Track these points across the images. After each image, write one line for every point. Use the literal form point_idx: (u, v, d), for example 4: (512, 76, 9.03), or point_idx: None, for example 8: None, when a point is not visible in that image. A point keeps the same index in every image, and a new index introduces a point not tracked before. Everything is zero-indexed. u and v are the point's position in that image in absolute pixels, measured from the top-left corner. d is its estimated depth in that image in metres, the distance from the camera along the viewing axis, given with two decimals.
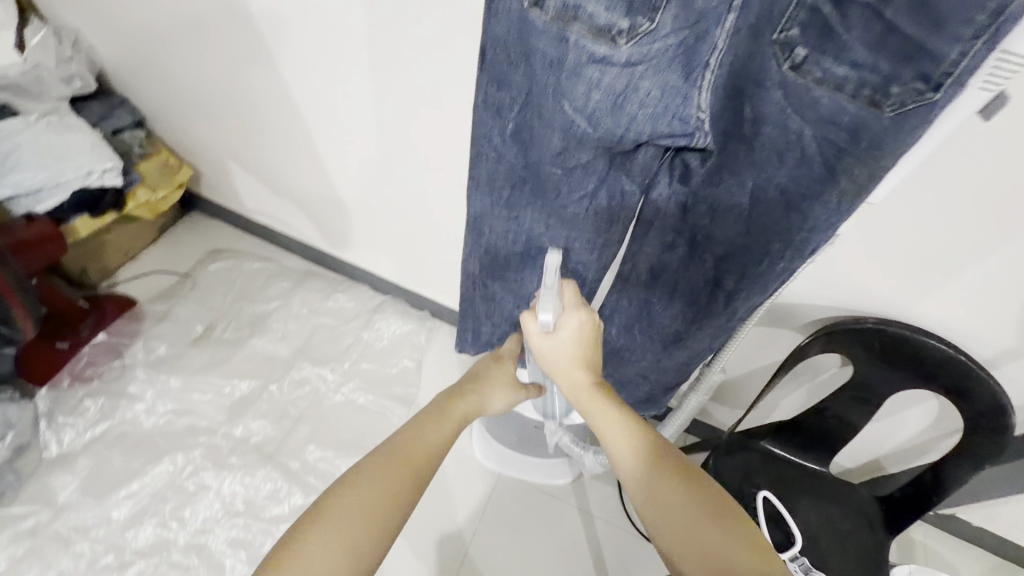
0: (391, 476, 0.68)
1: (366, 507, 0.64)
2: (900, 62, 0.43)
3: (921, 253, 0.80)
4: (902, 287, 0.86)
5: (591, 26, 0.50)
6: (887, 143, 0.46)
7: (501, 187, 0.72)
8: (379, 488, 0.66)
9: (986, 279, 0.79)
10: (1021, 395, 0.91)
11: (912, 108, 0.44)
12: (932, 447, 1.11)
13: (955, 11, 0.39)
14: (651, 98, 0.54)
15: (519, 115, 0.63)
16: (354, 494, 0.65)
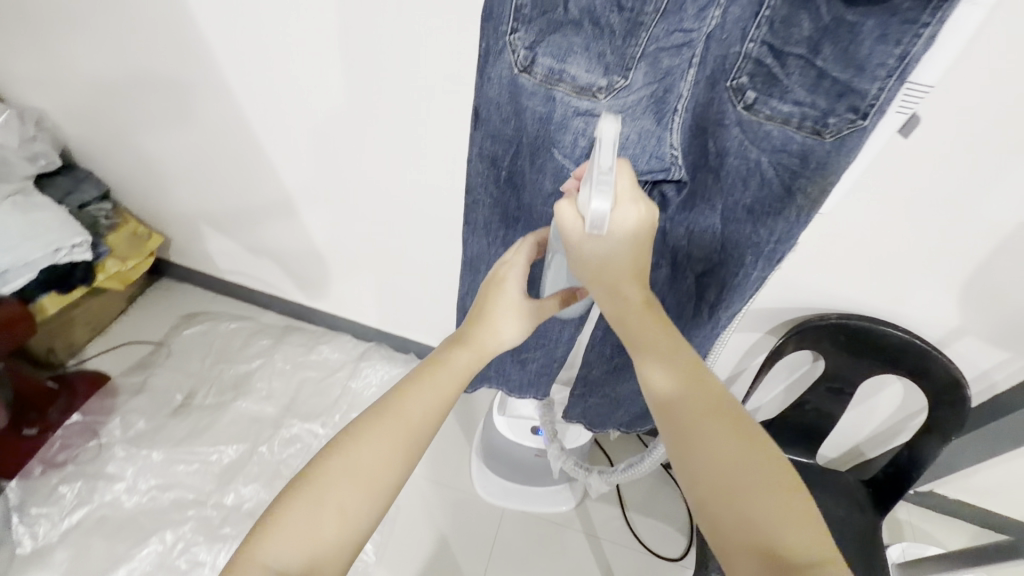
0: (380, 449, 0.65)
1: (355, 480, 0.64)
2: (833, 99, 0.51)
3: (868, 252, 0.90)
4: (856, 284, 0.96)
5: (574, 86, 0.57)
6: (830, 164, 0.55)
7: (498, 227, 0.80)
8: (369, 462, 0.65)
9: (925, 270, 0.89)
10: (971, 369, 1.02)
11: (848, 134, 0.52)
12: (904, 427, 1.20)
13: (871, 58, 0.48)
14: (630, 141, 0.62)
15: (511, 164, 0.70)
16: (344, 465, 0.64)
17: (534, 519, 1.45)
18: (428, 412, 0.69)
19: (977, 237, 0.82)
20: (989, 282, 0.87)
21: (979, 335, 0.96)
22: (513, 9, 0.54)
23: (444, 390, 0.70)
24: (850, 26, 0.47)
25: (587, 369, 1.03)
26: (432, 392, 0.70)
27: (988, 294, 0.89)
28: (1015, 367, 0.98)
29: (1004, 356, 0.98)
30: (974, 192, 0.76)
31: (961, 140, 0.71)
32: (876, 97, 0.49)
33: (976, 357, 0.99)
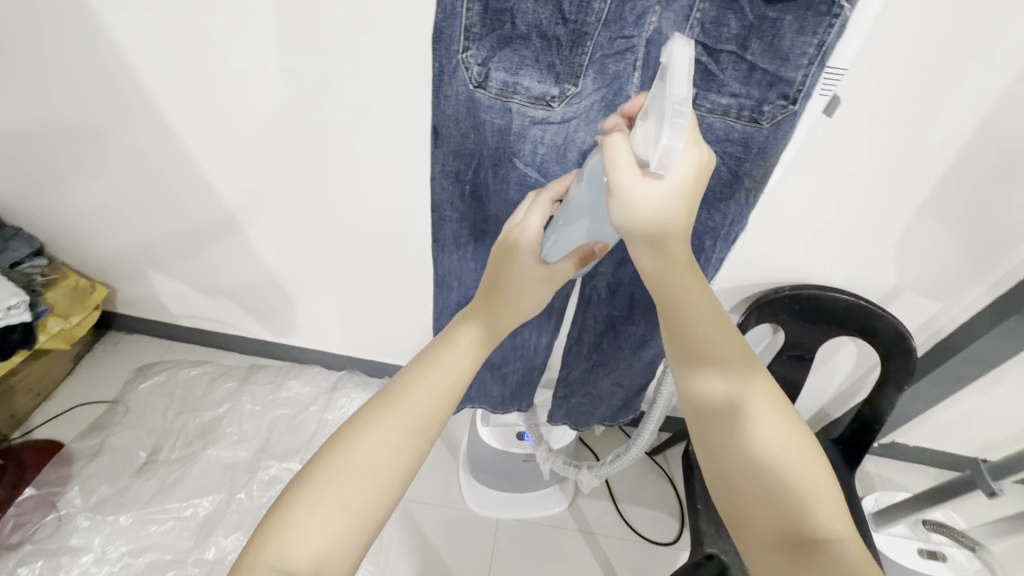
0: (383, 442, 0.63)
1: (359, 475, 0.61)
2: (765, 89, 0.55)
3: (811, 225, 0.96)
4: (802, 256, 1.02)
5: (528, 97, 0.60)
6: (770, 147, 0.59)
7: (466, 241, 0.81)
8: (373, 456, 0.62)
9: (862, 236, 0.97)
10: (912, 322, 1.11)
11: (783, 118, 0.57)
12: (861, 384, 1.28)
13: (794, 49, 0.53)
14: (586, 144, 0.66)
15: (473, 177, 0.72)
16: (347, 462, 0.61)
17: (529, 526, 1.45)
18: (433, 399, 0.65)
19: (901, 200, 0.90)
20: (917, 240, 0.95)
21: (914, 290, 1.04)
22: (463, 28, 0.56)
23: (450, 373, 0.67)
24: (772, 22, 0.52)
25: (566, 369, 1.05)
26: (437, 377, 0.66)
27: (916, 251, 0.97)
28: (949, 315, 1.08)
29: (938, 306, 1.07)
30: (892, 159, 0.84)
31: (876, 114, 0.79)
32: (803, 83, 0.54)
33: (916, 310, 1.08)
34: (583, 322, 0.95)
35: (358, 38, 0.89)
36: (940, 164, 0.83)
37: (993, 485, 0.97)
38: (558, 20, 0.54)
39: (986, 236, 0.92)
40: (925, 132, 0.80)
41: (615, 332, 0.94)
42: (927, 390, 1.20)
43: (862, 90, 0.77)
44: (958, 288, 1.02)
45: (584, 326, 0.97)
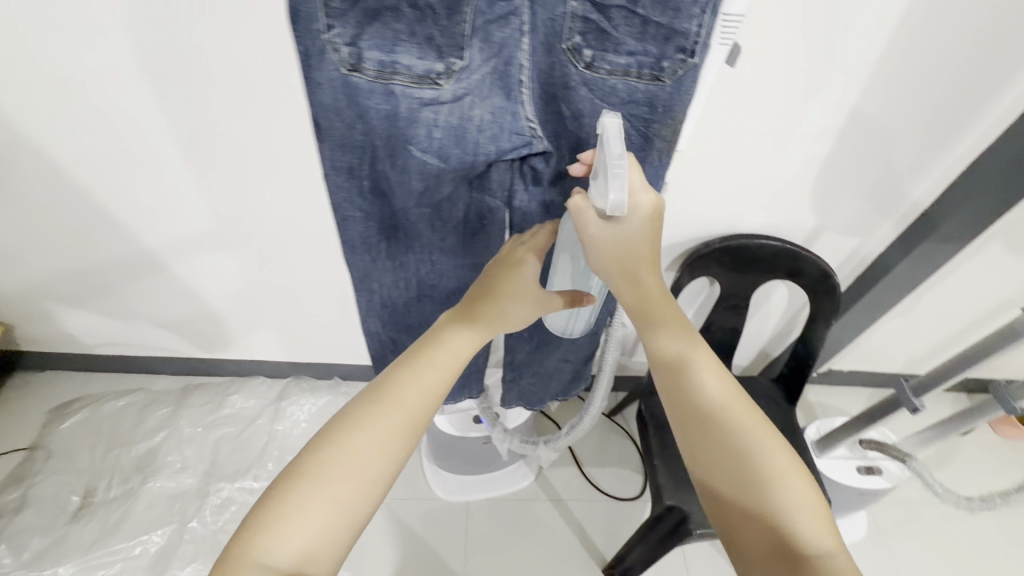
0: (371, 442, 0.62)
1: (344, 474, 0.61)
2: (662, 44, 0.53)
3: (732, 176, 0.97)
4: (727, 207, 1.04)
5: (411, 76, 0.55)
6: (675, 104, 0.57)
7: (376, 240, 0.75)
8: (361, 457, 0.62)
9: (781, 182, 0.98)
10: (834, 259, 1.15)
11: (683, 73, 0.54)
12: (795, 322, 1.34)
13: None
14: (485, 123, 0.60)
15: (371, 171, 0.66)
16: (333, 459, 0.61)
17: (500, 504, 1.46)
18: (421, 403, 0.66)
19: (812, 143, 0.91)
20: (828, 179, 0.98)
21: (833, 227, 1.08)
22: (323, 6, 0.50)
23: (441, 378, 0.68)
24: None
25: (511, 351, 1.03)
26: (428, 380, 0.67)
27: (831, 191, 1.00)
28: (866, 247, 1.13)
29: (856, 240, 1.11)
30: (800, 102, 0.84)
31: (779, 58, 0.78)
32: (698, 33, 0.52)
33: (836, 247, 1.12)
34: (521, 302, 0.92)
35: (229, 20, 0.79)
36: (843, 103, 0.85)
37: (915, 402, 1.02)
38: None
39: (889, 168, 0.96)
40: (826, 71, 0.81)
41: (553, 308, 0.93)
42: (853, 320, 1.27)
43: (763, 35, 0.76)
44: (871, 220, 1.07)
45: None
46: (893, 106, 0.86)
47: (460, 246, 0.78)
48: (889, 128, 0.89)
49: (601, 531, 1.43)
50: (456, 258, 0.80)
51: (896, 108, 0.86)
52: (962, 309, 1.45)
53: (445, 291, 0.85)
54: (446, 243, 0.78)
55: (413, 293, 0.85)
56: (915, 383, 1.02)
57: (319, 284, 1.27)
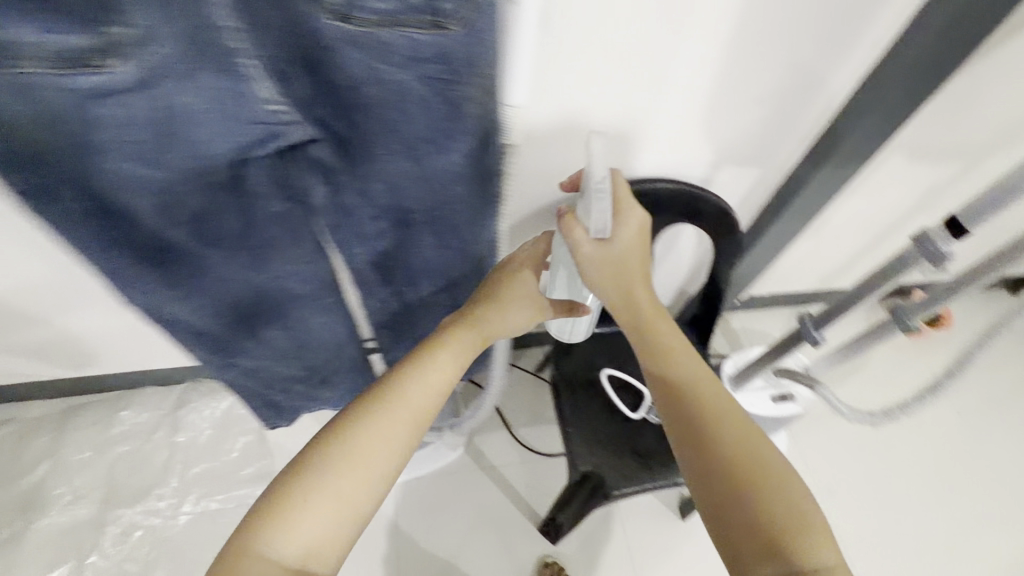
0: (376, 437, 0.66)
1: (349, 467, 0.64)
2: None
3: (610, 116, 0.85)
4: (613, 148, 0.92)
5: (54, 59, 0.40)
6: (480, 56, 0.45)
7: (134, 270, 0.60)
8: (367, 449, 0.65)
9: (666, 116, 0.88)
10: (738, 193, 1.08)
11: (475, 17, 0.42)
12: (703, 262, 1.30)
13: None
14: (206, 107, 0.48)
15: (85, 181, 0.50)
16: (339, 453, 0.64)
17: (431, 481, 1.41)
18: (423, 401, 0.70)
19: (689, 62, 0.78)
20: (714, 101, 0.86)
21: (730, 160, 1.00)
22: None
23: (440, 379, 0.73)
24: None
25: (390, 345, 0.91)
26: (428, 381, 0.72)
27: (723, 120, 0.91)
28: (765, 174, 1.04)
29: (753, 168, 1.03)
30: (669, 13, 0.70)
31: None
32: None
33: (738, 181, 1.05)
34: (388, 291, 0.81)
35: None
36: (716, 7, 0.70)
37: (817, 334, 1.00)
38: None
39: (779, 87, 0.86)
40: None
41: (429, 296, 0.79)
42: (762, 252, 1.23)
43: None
44: (766, 145, 0.97)
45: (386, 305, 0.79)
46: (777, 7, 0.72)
47: (254, 258, 0.64)
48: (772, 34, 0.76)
49: (535, 489, 1.42)
50: (265, 273, 0.66)
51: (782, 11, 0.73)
52: (873, 225, 1.40)
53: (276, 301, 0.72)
54: (237, 263, 0.63)
55: (229, 314, 0.71)
56: (817, 315, 0.99)
57: None
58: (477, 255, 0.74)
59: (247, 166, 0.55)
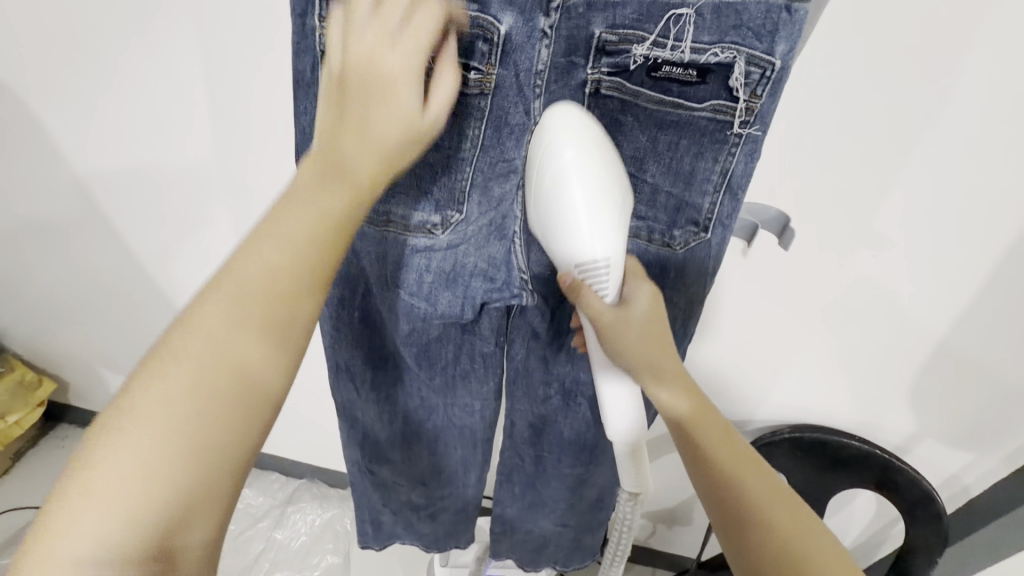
0: (189, 363, 0.30)
1: (171, 468, 0.29)
2: (672, 212, 0.43)
3: (833, 354, 0.72)
4: (807, 389, 0.78)
5: (406, 225, 0.43)
6: (690, 274, 0.46)
7: (360, 370, 0.59)
8: (169, 408, 0.30)
9: (909, 363, 0.70)
10: (943, 482, 0.84)
11: (695, 245, 0.44)
12: (888, 536, 0.98)
13: (697, 171, 0.40)
14: (481, 270, 0.46)
15: (365, 304, 0.53)
16: (64, 491, 0.28)
17: None
18: (250, 284, 0.32)
19: (920, 331, 0.66)
20: (944, 379, 0.70)
21: (937, 438, 0.78)
22: None
23: (277, 253, 0.32)
24: (685, 67, 0.36)
25: (499, 505, 0.78)
26: (303, 240, 0.33)
27: (975, 397, 0.71)
28: (993, 480, 0.80)
29: (980, 459, 0.79)
30: (921, 264, 0.59)
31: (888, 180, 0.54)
32: (754, 116, 0.36)
33: (936, 462, 0.81)
34: (557, 464, 0.69)
35: (257, 91, 0.64)
36: (974, 261, 0.58)
37: None
38: None
39: None
40: (968, 227, 0.55)
41: (589, 453, 0.66)
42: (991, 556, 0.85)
43: (856, 170, 0.54)
44: (1009, 448, 0.75)
45: (512, 467, 0.73)
46: None
47: (450, 387, 0.62)
48: None
49: None
50: (448, 395, 0.62)
51: None
52: None
53: (436, 427, 0.67)
54: (434, 384, 0.60)
55: (400, 428, 0.67)
56: None
57: None
58: (604, 448, 0.65)
59: (481, 316, 0.54)
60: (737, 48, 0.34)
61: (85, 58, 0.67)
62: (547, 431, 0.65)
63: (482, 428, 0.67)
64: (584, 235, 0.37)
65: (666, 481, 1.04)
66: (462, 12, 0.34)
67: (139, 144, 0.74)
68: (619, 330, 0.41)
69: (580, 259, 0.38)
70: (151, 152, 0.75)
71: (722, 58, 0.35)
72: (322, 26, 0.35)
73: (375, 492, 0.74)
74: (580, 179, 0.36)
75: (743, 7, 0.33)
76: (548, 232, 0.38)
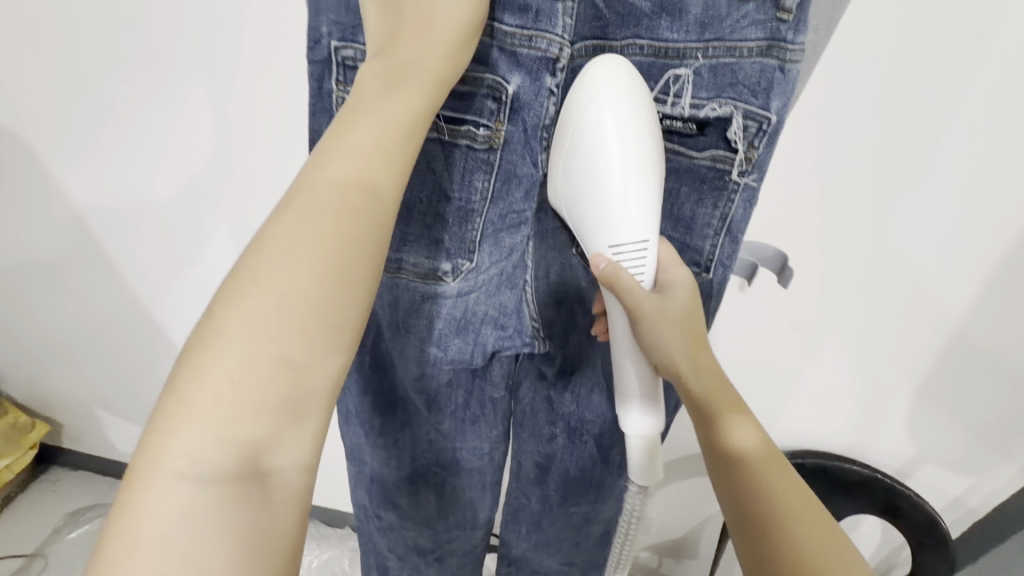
0: (265, 300, 0.29)
1: (261, 392, 0.28)
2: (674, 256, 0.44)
3: (831, 382, 0.73)
4: (809, 418, 0.78)
5: (417, 273, 0.44)
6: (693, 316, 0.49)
7: (368, 415, 0.59)
8: (236, 352, 0.28)
9: (905, 389, 0.71)
10: (947, 507, 0.84)
11: (697, 286, 0.45)
12: (895, 563, 0.97)
13: (698, 217, 0.42)
14: (492, 318, 0.47)
15: (375, 350, 0.53)
16: (163, 409, 0.28)
17: None
18: (330, 208, 0.30)
19: (913, 357, 0.67)
20: (941, 405, 0.71)
21: (937, 462, 0.79)
22: None
23: (352, 175, 0.31)
24: (684, 121, 0.38)
25: (506, 544, 0.77)
26: (378, 168, 0.32)
27: (971, 420, 0.72)
28: (996, 504, 0.80)
29: (981, 483, 0.80)
30: (911, 293, 0.61)
31: (874, 214, 0.56)
32: (752, 166, 0.38)
33: (938, 487, 0.82)
34: (562, 502, 0.68)
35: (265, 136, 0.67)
36: (962, 290, 0.59)
37: None
38: (433, 137, 0.38)
39: None
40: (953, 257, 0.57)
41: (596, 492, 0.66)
42: None
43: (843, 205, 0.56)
44: (1009, 471, 0.76)
45: (517, 506, 0.72)
46: None
47: (460, 428, 0.62)
48: None
49: None
50: (456, 438, 0.62)
51: None
52: None
53: (442, 469, 0.67)
54: (443, 428, 0.61)
55: (406, 472, 0.67)
56: None
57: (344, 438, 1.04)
58: (610, 485, 0.65)
59: (492, 362, 0.56)
60: (735, 102, 0.36)
61: (103, 107, 0.69)
62: (552, 469, 0.65)
63: (491, 470, 0.68)
64: (627, 208, 0.37)
65: (670, 512, 1.03)
66: (472, 76, 0.36)
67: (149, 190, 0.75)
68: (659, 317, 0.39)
69: (618, 238, 0.37)
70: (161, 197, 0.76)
71: (719, 112, 0.36)
72: (338, 89, 0.37)
73: (381, 535, 0.74)
74: (619, 143, 0.36)
75: (738, 66, 0.35)
76: (588, 205, 0.38)
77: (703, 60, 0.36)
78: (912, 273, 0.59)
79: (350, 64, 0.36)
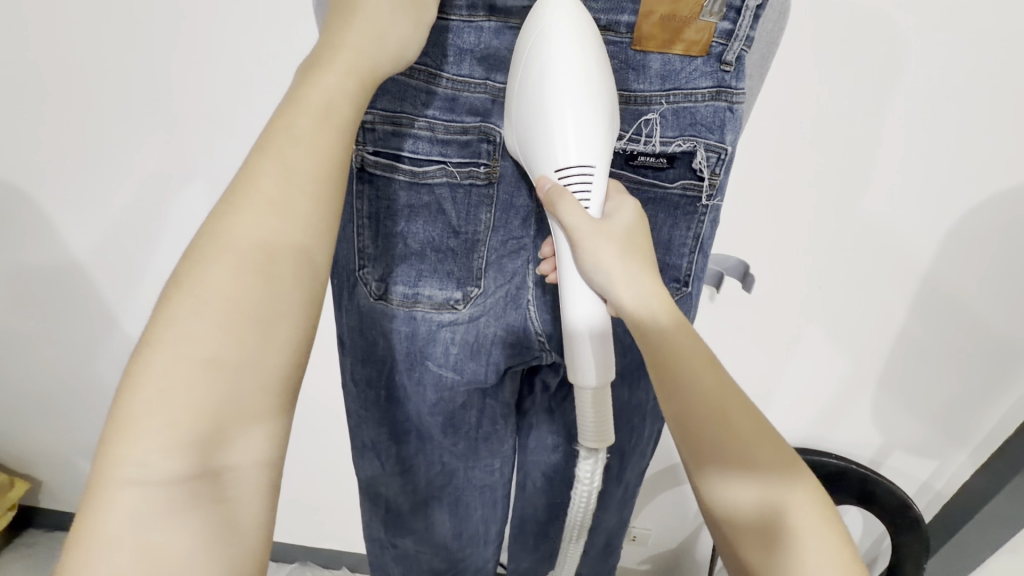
0: (209, 315, 0.30)
1: (197, 415, 0.29)
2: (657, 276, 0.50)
3: (802, 379, 0.79)
4: (785, 416, 0.85)
5: (432, 304, 0.49)
6: None
7: (384, 444, 0.62)
8: (179, 372, 0.29)
9: (868, 382, 0.78)
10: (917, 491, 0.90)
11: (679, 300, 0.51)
12: (878, 551, 1.02)
13: (673, 238, 0.48)
14: (501, 338, 0.53)
15: (389, 382, 0.56)
16: (112, 424, 0.29)
17: None
18: (262, 228, 0.32)
19: (872, 352, 0.74)
20: (900, 395, 0.79)
21: (904, 448, 0.86)
22: (356, 250, 0.46)
23: (266, 224, 0.32)
24: (656, 156, 0.44)
25: (514, 560, 0.80)
26: (300, 205, 0.33)
27: (928, 406, 0.79)
28: (959, 485, 0.87)
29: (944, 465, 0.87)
30: (863, 293, 0.69)
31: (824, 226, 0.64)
32: (714, 190, 0.45)
33: (906, 472, 0.88)
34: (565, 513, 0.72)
35: None
36: (906, 288, 0.67)
37: None
38: (444, 180, 0.44)
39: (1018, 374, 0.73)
40: (895, 260, 0.65)
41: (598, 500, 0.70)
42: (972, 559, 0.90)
43: (797, 220, 0.64)
44: (967, 451, 0.83)
45: (522, 521, 0.76)
46: (986, 306, 0.68)
47: (472, 451, 0.66)
48: (975, 328, 0.70)
49: None
50: (467, 460, 0.67)
51: (989, 319, 0.69)
52: None
53: (452, 490, 0.70)
54: (455, 448, 0.64)
55: (418, 497, 0.69)
56: None
57: (343, 472, 1.05)
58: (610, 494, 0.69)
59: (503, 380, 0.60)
60: (695, 139, 0.43)
61: (102, 163, 0.71)
62: (555, 481, 0.69)
63: (501, 486, 0.72)
64: (569, 137, 0.39)
65: (666, 519, 1.06)
66: (472, 126, 0.42)
67: (145, 241, 0.77)
68: (598, 241, 0.40)
69: (562, 160, 0.40)
70: (160, 247, 0.78)
71: (684, 147, 0.43)
72: (358, 149, 0.42)
73: (396, 565, 0.75)
74: (565, 70, 0.38)
75: (695, 109, 0.42)
76: (534, 127, 0.39)
77: (666, 105, 0.42)
78: (861, 276, 0.67)
79: (368, 127, 0.41)
